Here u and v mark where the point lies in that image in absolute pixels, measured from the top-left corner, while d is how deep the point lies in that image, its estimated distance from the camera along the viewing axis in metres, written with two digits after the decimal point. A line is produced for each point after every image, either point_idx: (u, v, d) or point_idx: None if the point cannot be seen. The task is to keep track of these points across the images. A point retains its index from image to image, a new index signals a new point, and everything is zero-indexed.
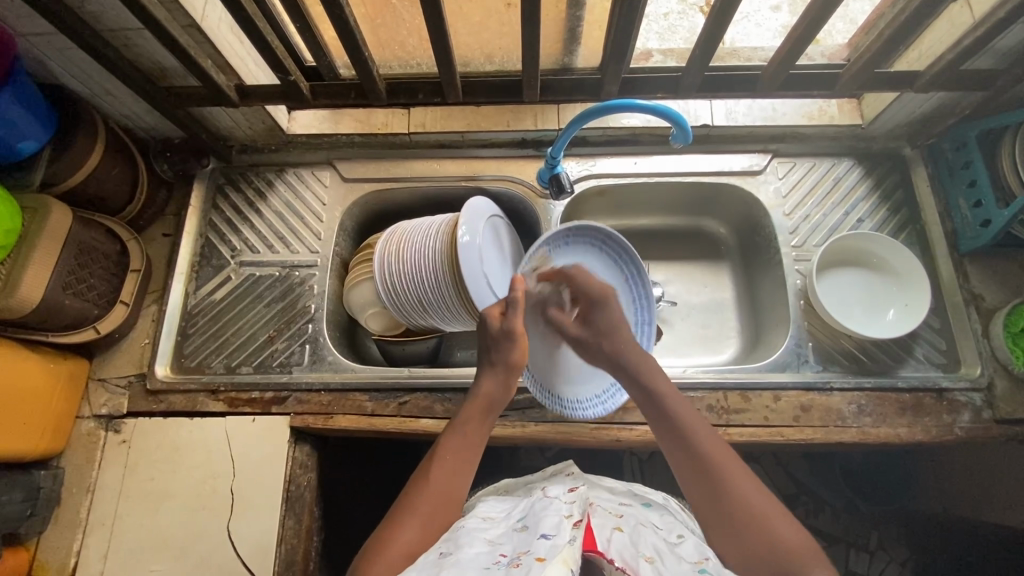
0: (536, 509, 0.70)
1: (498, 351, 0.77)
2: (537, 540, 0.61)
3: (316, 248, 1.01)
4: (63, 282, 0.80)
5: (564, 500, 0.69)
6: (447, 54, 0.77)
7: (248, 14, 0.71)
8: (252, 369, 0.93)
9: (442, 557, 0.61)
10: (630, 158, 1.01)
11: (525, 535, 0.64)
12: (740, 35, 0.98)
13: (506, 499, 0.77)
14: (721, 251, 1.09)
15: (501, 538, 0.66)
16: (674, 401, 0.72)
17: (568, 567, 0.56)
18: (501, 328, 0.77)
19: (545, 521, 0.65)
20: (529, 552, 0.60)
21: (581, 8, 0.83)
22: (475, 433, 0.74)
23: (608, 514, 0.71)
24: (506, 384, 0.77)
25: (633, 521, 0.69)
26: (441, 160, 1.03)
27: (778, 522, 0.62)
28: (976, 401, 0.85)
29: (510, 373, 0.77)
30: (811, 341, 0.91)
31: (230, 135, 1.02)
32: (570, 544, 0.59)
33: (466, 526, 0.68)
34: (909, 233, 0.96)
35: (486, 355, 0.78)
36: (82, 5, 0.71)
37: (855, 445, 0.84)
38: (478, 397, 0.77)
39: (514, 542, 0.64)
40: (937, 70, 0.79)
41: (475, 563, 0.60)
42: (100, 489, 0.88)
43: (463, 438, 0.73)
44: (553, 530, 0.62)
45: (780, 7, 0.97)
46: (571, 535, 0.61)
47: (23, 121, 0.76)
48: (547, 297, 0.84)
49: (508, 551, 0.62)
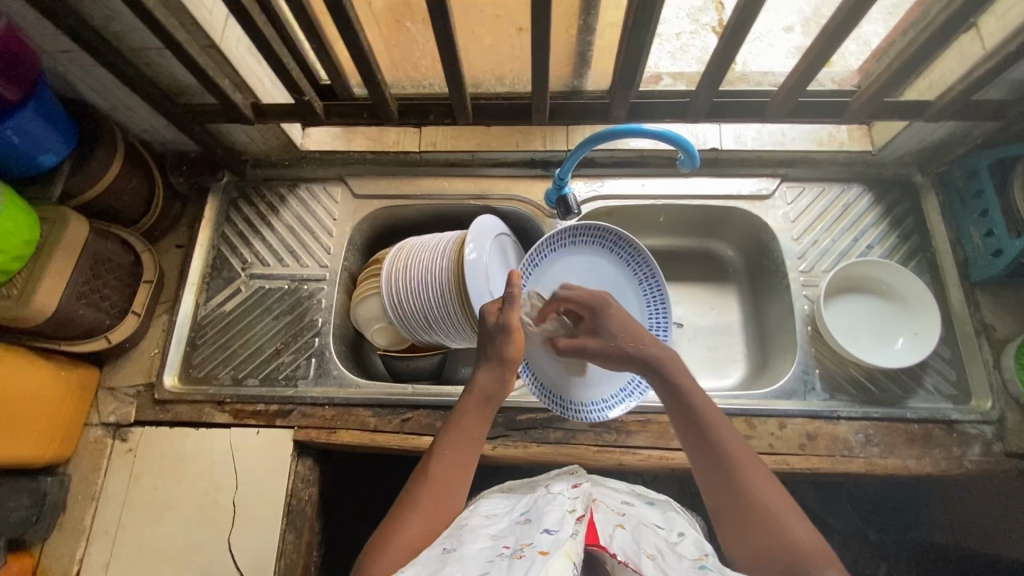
0: (539, 504, 0.69)
1: (491, 343, 0.75)
2: (539, 535, 0.60)
3: (325, 262, 1.02)
4: (77, 292, 0.82)
5: (567, 497, 0.68)
6: (458, 76, 0.79)
7: (264, 37, 0.73)
8: (258, 382, 0.94)
9: (446, 553, 0.59)
10: (638, 180, 1.02)
11: (528, 528, 0.63)
12: (752, 56, 0.99)
13: (508, 497, 0.76)
14: (729, 274, 1.09)
15: (505, 532, 0.65)
16: (701, 401, 0.67)
17: (571, 560, 0.54)
18: (497, 321, 0.77)
19: (548, 515, 0.64)
20: (532, 546, 0.58)
21: (591, 33, 0.85)
22: (474, 429, 0.72)
23: (609, 511, 0.69)
24: (503, 378, 0.74)
25: (635, 521, 0.67)
26: (451, 178, 1.04)
27: (795, 522, 0.58)
28: (986, 434, 0.84)
29: (502, 366, 0.75)
30: (818, 368, 0.90)
31: (245, 150, 1.04)
32: (572, 538, 0.57)
33: (468, 524, 0.66)
34: (919, 261, 0.95)
35: (482, 350, 0.77)
36: (107, 26, 0.73)
37: (861, 475, 0.83)
38: (475, 391, 0.74)
39: (517, 535, 0.63)
40: (948, 99, 0.78)
41: (478, 556, 0.59)
42: (105, 497, 0.89)
43: (460, 434, 0.71)
44: (556, 524, 0.61)
45: (793, 27, 0.96)
46: (573, 529, 0.59)
47: (46, 135, 0.79)
48: (591, 270, 0.89)
49: (511, 544, 0.61)
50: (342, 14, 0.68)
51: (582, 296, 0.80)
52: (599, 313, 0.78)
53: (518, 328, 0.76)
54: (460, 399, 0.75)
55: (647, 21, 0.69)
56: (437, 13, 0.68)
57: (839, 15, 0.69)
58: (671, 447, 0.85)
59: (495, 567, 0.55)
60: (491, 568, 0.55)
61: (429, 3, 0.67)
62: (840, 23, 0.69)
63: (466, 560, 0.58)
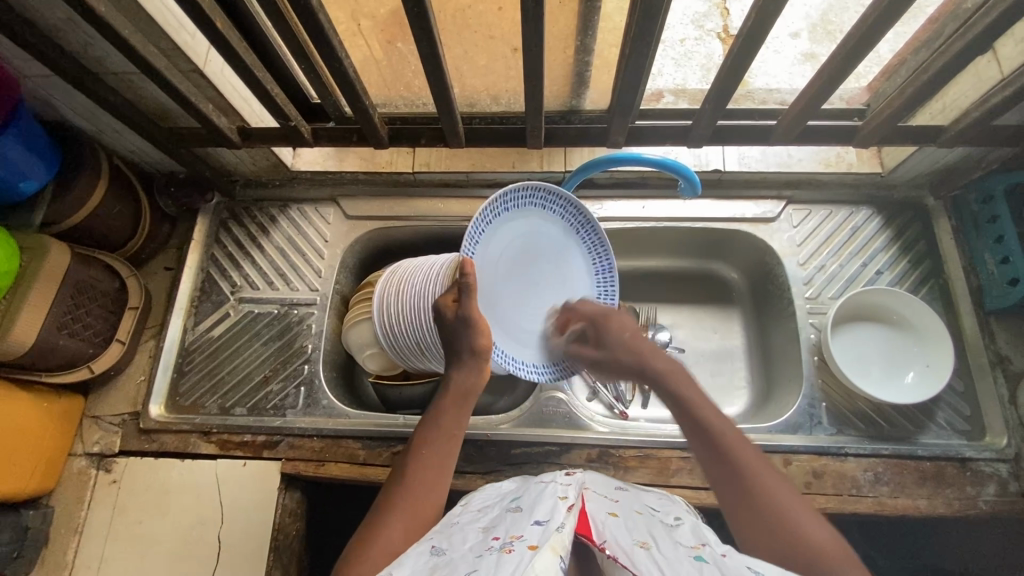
0: (531, 493, 0.68)
1: (454, 336, 0.71)
2: (530, 527, 0.58)
3: (315, 285, 0.99)
4: (59, 322, 0.80)
5: (560, 484, 0.67)
6: (449, 101, 0.76)
7: (246, 64, 0.70)
8: (246, 411, 0.91)
9: (434, 553, 0.56)
10: (639, 202, 0.98)
11: (518, 517, 0.62)
12: (758, 64, 0.95)
13: (499, 488, 0.73)
14: (732, 297, 1.05)
15: (494, 522, 0.63)
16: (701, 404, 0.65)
17: (557, 554, 0.52)
18: (457, 314, 0.70)
19: (540, 507, 0.62)
20: (522, 539, 0.56)
21: (589, 54, 0.81)
22: (453, 427, 0.70)
23: (602, 498, 0.67)
24: (479, 371, 0.72)
25: (629, 509, 0.66)
26: (445, 199, 1.01)
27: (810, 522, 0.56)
28: (1001, 473, 0.80)
29: (473, 360, 0.71)
30: (825, 402, 0.86)
31: (234, 170, 1.01)
32: (560, 530, 0.56)
33: (460, 521, 0.64)
34: (931, 288, 0.91)
35: (450, 349, 0.72)
36: (86, 52, 0.71)
37: (870, 516, 0.80)
38: (452, 387, 0.72)
39: (507, 525, 0.61)
40: (963, 125, 0.75)
41: (466, 550, 0.57)
42: (88, 531, 0.86)
43: (439, 433, 0.69)
44: (546, 517, 0.59)
45: (800, 34, 0.94)
46: (563, 520, 0.58)
47: (26, 163, 0.77)
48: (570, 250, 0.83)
49: (500, 537, 0.59)
50: (326, 42, 0.65)
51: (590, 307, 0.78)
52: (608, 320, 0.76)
53: (483, 319, 0.71)
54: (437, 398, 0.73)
55: (646, 49, 0.66)
56: (425, 41, 0.65)
57: (850, 42, 0.65)
58: (672, 485, 0.82)
59: (483, 560, 0.54)
60: (480, 563, 0.53)
61: (416, 32, 0.64)
62: (850, 49, 0.66)
63: (455, 558, 0.56)
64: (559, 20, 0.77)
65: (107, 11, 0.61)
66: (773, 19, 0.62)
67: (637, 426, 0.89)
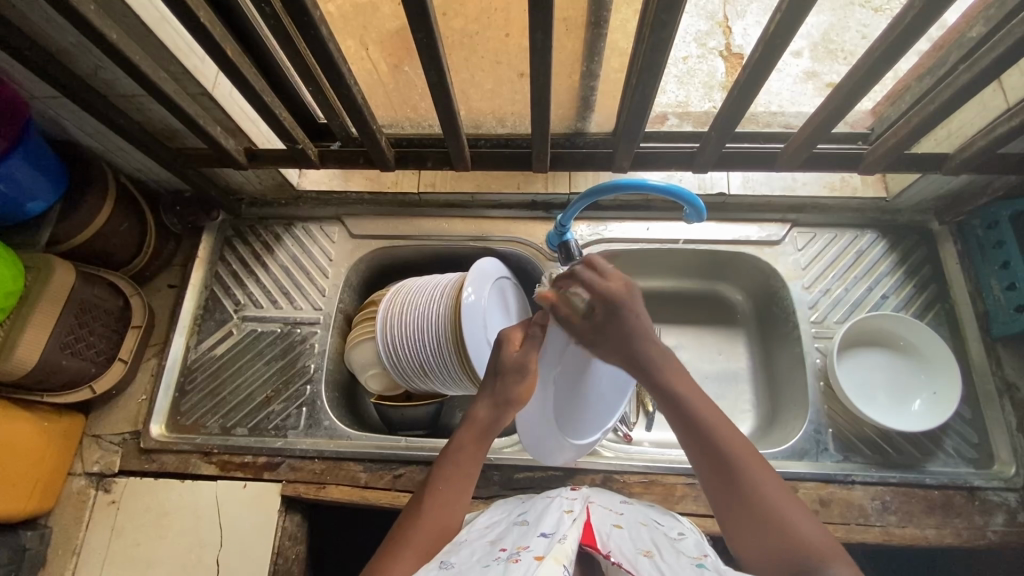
0: (537, 506, 0.68)
1: (499, 382, 0.70)
2: (535, 538, 0.58)
3: (319, 304, 0.99)
4: (62, 342, 0.80)
5: (565, 499, 0.68)
6: (456, 125, 0.77)
7: (255, 89, 0.71)
8: (247, 432, 0.91)
9: (442, 566, 0.56)
10: (643, 223, 0.98)
11: (525, 529, 0.62)
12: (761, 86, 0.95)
13: (509, 503, 0.72)
14: (737, 319, 1.04)
15: (502, 534, 0.63)
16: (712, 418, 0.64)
17: (562, 563, 0.51)
18: (513, 359, 0.71)
19: (546, 520, 0.62)
20: (528, 549, 0.55)
21: (594, 78, 0.81)
22: (470, 465, 0.67)
23: (606, 511, 0.66)
24: (504, 418, 0.70)
25: (632, 520, 0.65)
26: (450, 219, 1.02)
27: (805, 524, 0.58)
28: (1010, 502, 0.79)
29: (507, 409, 0.70)
30: (831, 428, 0.85)
31: (240, 189, 1.02)
32: (563, 541, 0.55)
33: (467, 535, 0.63)
34: (937, 312, 0.90)
35: (485, 382, 0.72)
36: (97, 74, 0.72)
37: (878, 545, 0.79)
38: (477, 428, 0.69)
39: (514, 537, 0.61)
40: (969, 153, 0.75)
41: (473, 561, 0.56)
42: (85, 553, 0.85)
43: (456, 469, 0.67)
44: (553, 529, 0.59)
45: (802, 53, 0.95)
46: (566, 532, 0.57)
47: (34, 183, 0.77)
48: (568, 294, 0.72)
49: (508, 548, 0.58)
50: (335, 69, 0.66)
51: (609, 289, 0.69)
52: (623, 311, 0.68)
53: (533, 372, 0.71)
54: (456, 431, 0.70)
55: (653, 77, 0.66)
56: (433, 69, 0.66)
57: (857, 74, 0.66)
58: (677, 511, 0.81)
59: (490, 569, 0.52)
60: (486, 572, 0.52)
61: (424, 60, 0.65)
62: (854, 83, 0.67)
63: (464, 571, 0.54)
64: (565, 45, 0.77)
65: (119, 39, 0.61)
66: (779, 52, 0.62)
67: (642, 451, 0.88)
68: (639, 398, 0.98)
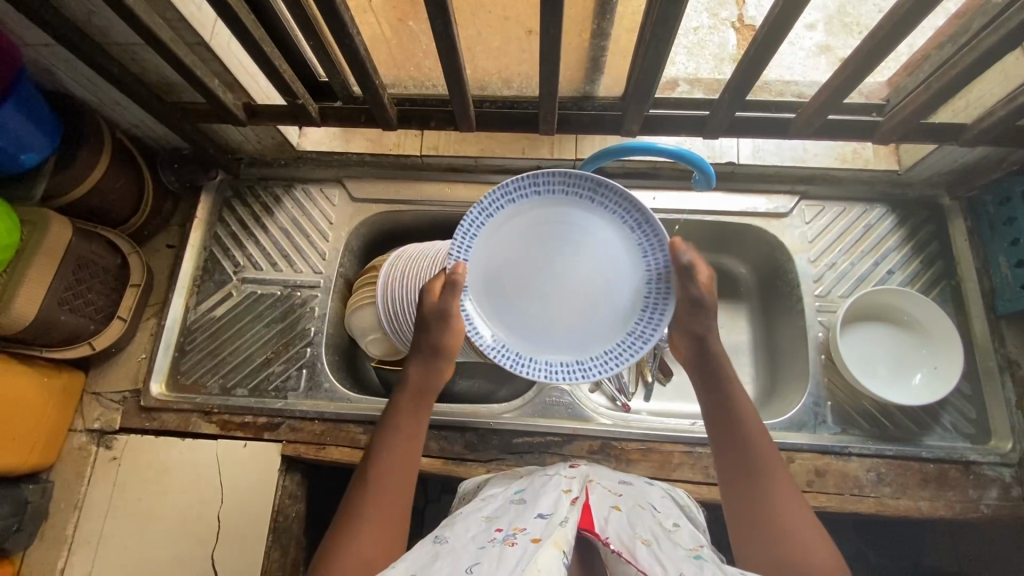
0: (535, 484, 0.67)
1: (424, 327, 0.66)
2: (533, 520, 0.58)
3: (319, 267, 0.98)
4: (59, 297, 0.79)
5: (564, 477, 0.67)
6: (461, 84, 0.75)
7: (254, 39, 0.68)
8: (247, 393, 0.91)
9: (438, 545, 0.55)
10: (650, 193, 0.96)
11: (522, 510, 0.61)
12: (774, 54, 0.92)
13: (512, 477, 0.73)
14: (741, 292, 1.03)
15: (498, 512, 0.62)
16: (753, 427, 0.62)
17: (560, 550, 0.50)
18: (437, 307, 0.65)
19: (543, 500, 0.62)
20: (525, 532, 0.55)
21: (605, 38, 0.78)
22: (410, 427, 0.65)
23: (606, 492, 0.65)
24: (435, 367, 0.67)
25: (632, 502, 0.64)
26: (452, 183, 1.00)
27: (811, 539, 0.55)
28: (1004, 477, 0.80)
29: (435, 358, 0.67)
30: (830, 400, 0.86)
31: (239, 148, 0.99)
32: (563, 525, 0.55)
33: (464, 511, 0.63)
34: (942, 289, 0.90)
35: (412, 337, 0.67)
36: (90, 20, 0.69)
37: (871, 516, 0.80)
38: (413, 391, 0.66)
39: (510, 516, 0.60)
40: (987, 124, 0.73)
41: (470, 540, 0.56)
42: (88, 507, 0.87)
43: (396, 435, 0.64)
44: (550, 510, 0.59)
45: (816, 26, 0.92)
46: (566, 516, 0.56)
47: (29, 134, 0.75)
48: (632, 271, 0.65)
49: (504, 529, 0.57)
50: (337, 18, 0.64)
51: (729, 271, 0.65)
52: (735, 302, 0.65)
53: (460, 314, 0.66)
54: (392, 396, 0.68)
55: (667, 33, 0.62)
56: (439, 20, 0.63)
57: (872, 39, 0.63)
58: (673, 478, 0.82)
59: (486, 552, 0.52)
60: (483, 556, 0.52)
61: (430, 10, 0.62)
62: (867, 51, 0.64)
63: (457, 549, 0.55)
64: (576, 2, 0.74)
65: None
66: (797, 11, 0.59)
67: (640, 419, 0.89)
68: (639, 367, 0.96)
